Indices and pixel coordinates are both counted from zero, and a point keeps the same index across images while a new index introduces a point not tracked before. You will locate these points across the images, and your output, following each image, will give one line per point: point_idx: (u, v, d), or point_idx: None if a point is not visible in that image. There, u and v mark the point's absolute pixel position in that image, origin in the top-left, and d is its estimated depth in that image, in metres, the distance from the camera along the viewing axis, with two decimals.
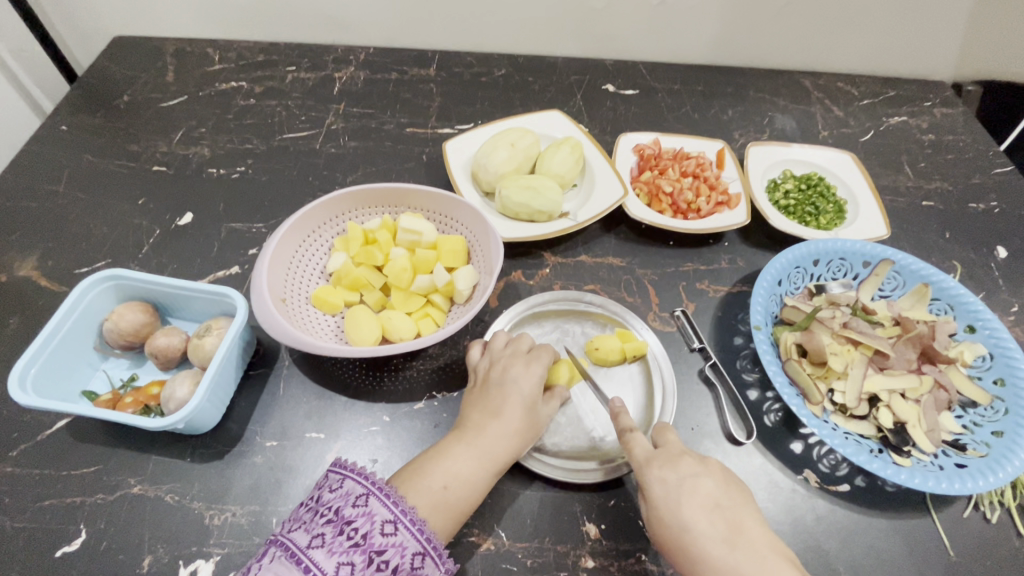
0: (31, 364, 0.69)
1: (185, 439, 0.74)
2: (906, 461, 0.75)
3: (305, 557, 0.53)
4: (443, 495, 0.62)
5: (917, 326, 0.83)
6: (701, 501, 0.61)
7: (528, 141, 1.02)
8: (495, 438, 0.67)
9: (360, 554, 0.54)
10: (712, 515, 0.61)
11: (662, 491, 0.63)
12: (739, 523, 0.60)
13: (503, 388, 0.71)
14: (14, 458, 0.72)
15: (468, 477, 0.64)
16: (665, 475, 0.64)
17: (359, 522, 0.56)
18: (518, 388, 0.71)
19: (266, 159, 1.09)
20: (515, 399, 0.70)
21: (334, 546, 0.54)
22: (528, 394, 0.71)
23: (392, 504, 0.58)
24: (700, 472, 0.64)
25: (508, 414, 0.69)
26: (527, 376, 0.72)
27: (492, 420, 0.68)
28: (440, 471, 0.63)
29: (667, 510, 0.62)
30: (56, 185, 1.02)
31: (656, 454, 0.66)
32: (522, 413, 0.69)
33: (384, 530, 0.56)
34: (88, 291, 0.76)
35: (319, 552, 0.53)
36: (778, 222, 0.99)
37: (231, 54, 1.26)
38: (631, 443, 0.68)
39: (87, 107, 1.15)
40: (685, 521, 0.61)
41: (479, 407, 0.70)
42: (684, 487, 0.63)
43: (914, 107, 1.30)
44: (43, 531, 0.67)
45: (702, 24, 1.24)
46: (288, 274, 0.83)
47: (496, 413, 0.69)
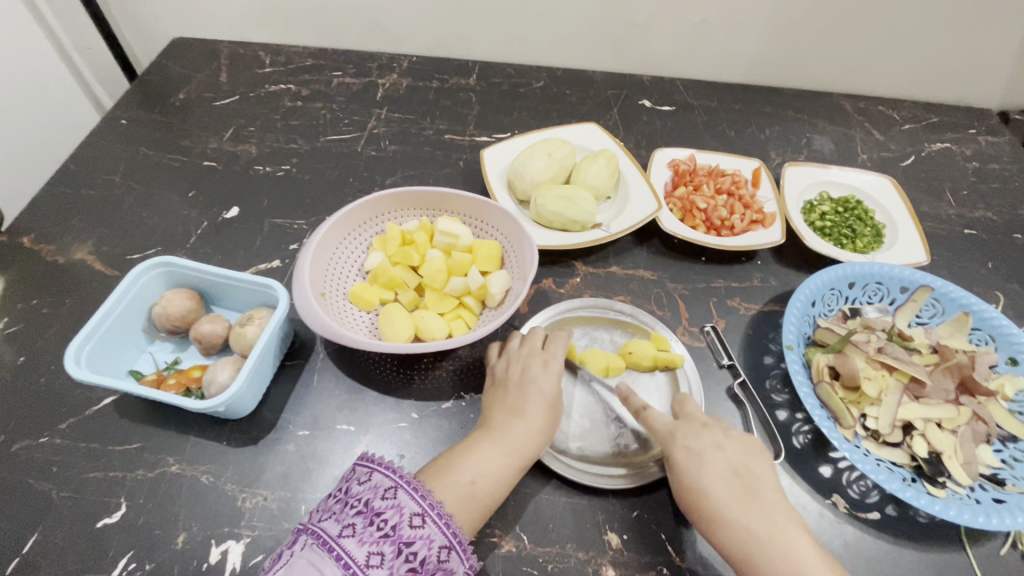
0: (86, 342, 0.73)
1: (223, 422, 0.77)
2: (941, 492, 0.72)
3: (337, 546, 0.54)
4: (470, 490, 0.63)
5: (956, 355, 0.81)
6: (720, 469, 0.66)
7: (565, 151, 1.04)
8: (520, 434, 0.68)
9: (390, 545, 0.55)
10: (731, 482, 0.65)
11: (685, 459, 0.68)
12: (748, 490, 0.65)
13: (525, 387, 0.72)
14: (63, 430, 0.76)
15: (499, 472, 0.65)
16: (688, 444, 0.69)
17: (388, 514, 0.57)
18: (539, 388, 0.71)
19: (310, 159, 1.13)
20: (537, 398, 0.71)
21: (364, 536, 0.55)
22: (549, 392, 0.72)
23: (420, 497, 0.58)
24: (712, 442, 0.69)
25: (531, 413, 0.69)
26: (545, 375, 0.73)
27: (515, 417, 0.69)
28: (466, 466, 0.64)
29: (688, 475, 0.67)
30: (114, 175, 1.07)
31: (677, 426, 0.71)
32: (545, 410, 0.70)
33: (412, 523, 0.57)
34: (142, 276, 0.80)
35: (351, 541, 0.54)
36: (813, 243, 0.99)
37: (281, 57, 1.31)
38: (649, 419, 0.73)
39: (145, 103, 1.21)
40: (703, 485, 0.66)
41: (501, 401, 0.72)
42: (703, 456, 0.67)
43: (958, 133, 1.28)
44: (86, 501, 0.70)
45: (742, 43, 1.24)
46: (328, 270, 0.86)
47: (518, 412, 0.70)
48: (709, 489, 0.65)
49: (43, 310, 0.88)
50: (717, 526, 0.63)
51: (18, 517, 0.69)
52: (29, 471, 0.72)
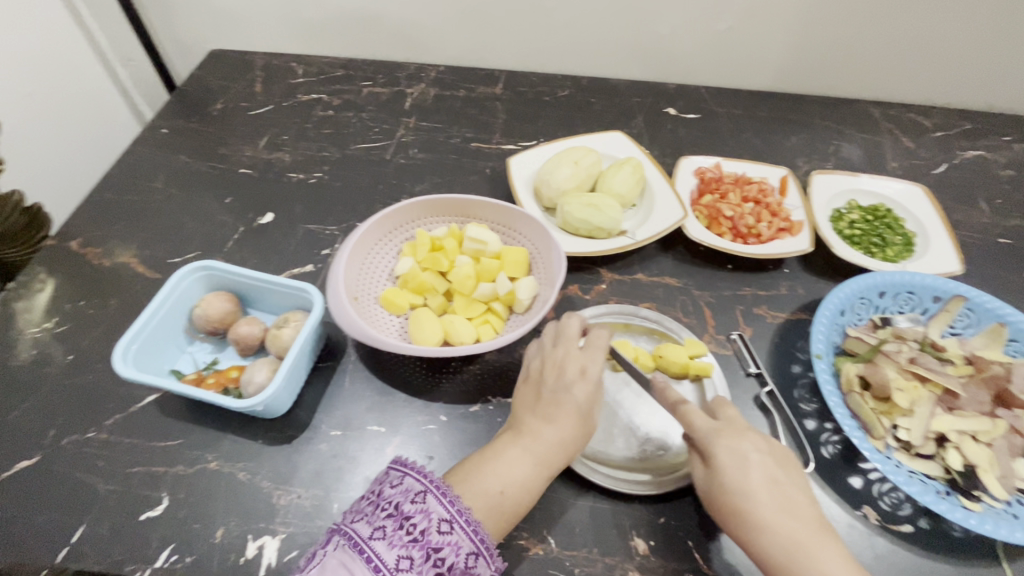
0: (133, 341, 0.76)
1: (259, 420, 0.79)
2: (976, 506, 0.71)
3: (368, 548, 0.56)
4: (498, 499, 0.64)
5: (992, 366, 0.80)
6: (764, 473, 0.64)
7: (591, 159, 1.05)
8: (549, 443, 0.68)
9: (419, 550, 0.56)
10: (774, 487, 0.63)
11: (731, 461, 0.65)
12: (787, 496, 0.63)
13: (559, 394, 0.71)
14: (108, 426, 0.79)
15: (529, 481, 0.65)
16: (733, 446, 0.66)
17: (418, 519, 0.58)
18: (573, 398, 0.71)
19: (341, 167, 1.16)
20: (570, 407, 0.70)
21: (394, 539, 0.56)
22: (582, 402, 0.71)
23: (449, 503, 0.60)
24: (755, 445, 0.66)
25: (563, 421, 0.69)
26: (581, 384, 0.71)
27: (547, 425, 0.69)
28: (496, 475, 0.65)
29: (732, 477, 0.64)
30: (155, 183, 1.12)
31: (721, 427, 0.68)
32: (577, 418, 0.70)
33: (441, 529, 0.58)
34: (184, 279, 0.84)
35: (381, 544, 0.56)
36: (842, 251, 0.98)
37: (313, 67, 1.35)
38: (690, 416, 0.69)
39: (185, 113, 1.25)
40: (748, 488, 0.63)
41: (533, 405, 0.72)
42: (748, 460, 0.65)
43: (992, 140, 1.26)
44: (131, 495, 0.73)
45: (768, 51, 1.24)
46: (360, 275, 0.88)
47: (550, 420, 0.69)
48: (752, 493, 0.63)
49: (89, 310, 0.92)
50: (760, 532, 0.61)
51: (67, 508, 0.72)
52: (77, 463, 0.76)
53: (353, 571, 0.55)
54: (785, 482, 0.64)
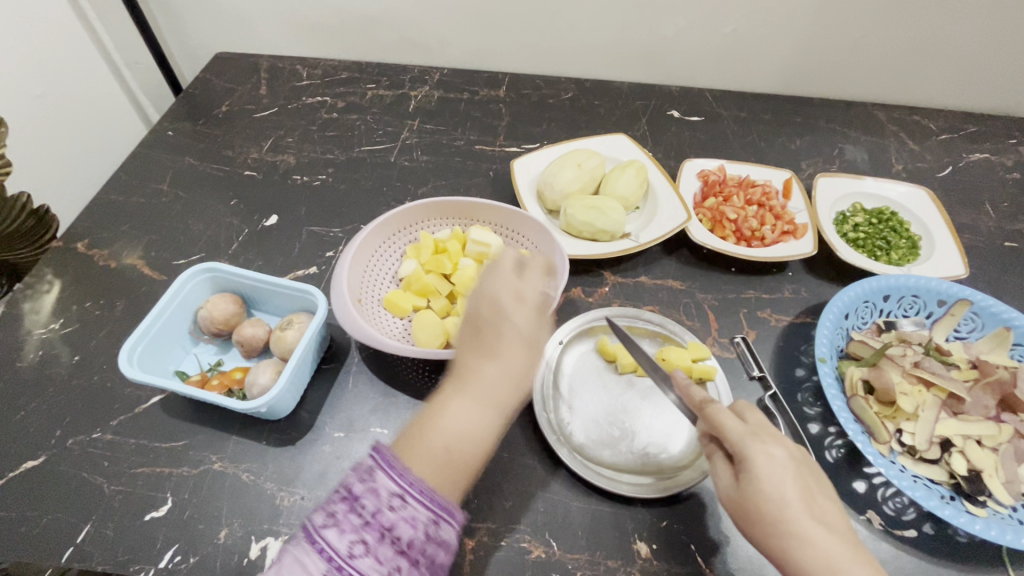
0: (137, 343, 0.77)
1: (263, 422, 0.80)
2: (981, 512, 0.71)
3: (319, 538, 0.51)
4: (444, 460, 0.59)
5: (997, 370, 0.79)
6: (802, 481, 0.57)
7: (594, 162, 1.05)
8: (491, 387, 0.63)
9: (372, 531, 0.51)
10: (810, 498, 0.57)
11: (769, 468, 0.57)
12: (820, 506, 0.57)
13: (500, 334, 0.66)
14: (114, 426, 0.80)
15: (476, 432, 0.62)
16: (770, 452, 0.58)
17: (367, 498, 0.53)
18: (508, 330, 0.67)
19: (345, 169, 1.16)
20: (508, 343, 0.66)
21: (345, 525, 0.51)
22: (519, 333, 0.67)
23: (399, 475, 0.54)
24: (789, 449, 0.60)
25: (502, 360, 0.65)
26: (516, 315, 0.67)
27: (489, 369, 0.64)
28: (439, 434, 0.60)
29: (770, 486, 0.57)
30: (161, 184, 1.13)
31: (755, 430, 0.60)
32: (521, 356, 0.66)
33: (392, 505, 0.53)
34: (189, 281, 0.84)
35: (331, 532, 0.51)
36: (847, 255, 0.98)
37: (318, 70, 1.36)
38: (722, 418, 0.61)
39: (191, 115, 1.26)
40: (785, 497, 0.56)
41: (473, 347, 0.67)
42: (786, 466, 0.58)
43: (998, 143, 1.25)
44: (135, 495, 0.74)
45: (773, 53, 1.24)
46: (364, 277, 0.89)
47: (490, 360, 0.65)
48: (788, 501, 0.56)
49: (96, 312, 0.93)
50: (795, 544, 0.55)
51: (73, 508, 0.73)
52: (82, 464, 0.76)
53: (306, 566, 0.50)
54: (817, 489, 0.59)
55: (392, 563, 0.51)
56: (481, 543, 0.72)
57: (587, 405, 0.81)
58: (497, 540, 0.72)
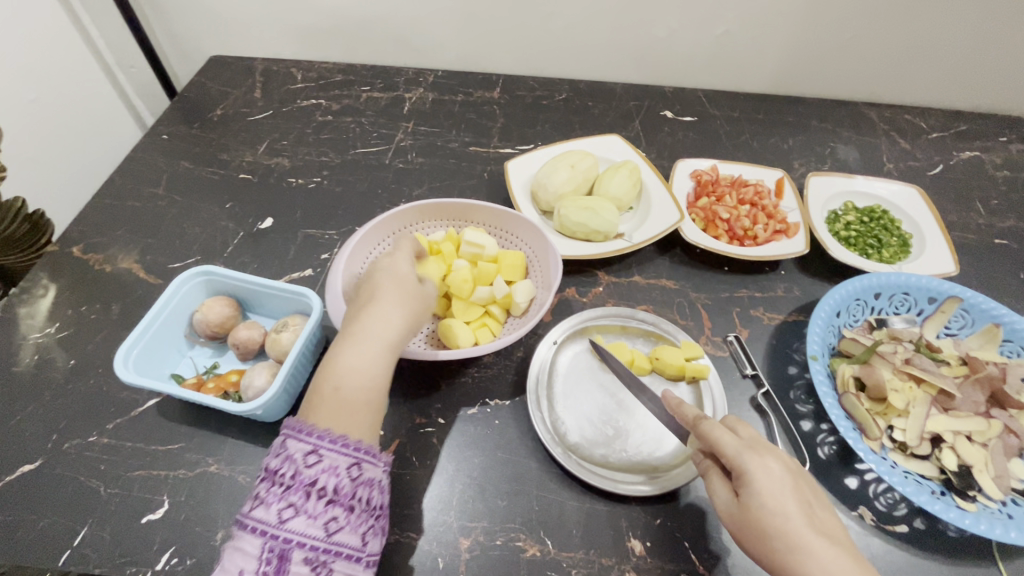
0: (132, 347, 0.77)
1: (259, 424, 0.80)
2: (971, 506, 0.71)
3: (248, 521, 0.54)
4: (333, 397, 0.59)
5: (986, 367, 0.80)
6: (799, 494, 0.57)
7: (588, 163, 1.06)
8: (379, 319, 0.64)
9: (296, 493, 0.54)
10: (809, 510, 0.57)
11: (768, 481, 0.57)
12: (819, 518, 0.57)
13: (377, 275, 0.70)
14: (110, 430, 0.80)
15: (369, 364, 0.61)
16: (767, 465, 0.58)
17: (283, 467, 0.55)
18: (387, 274, 0.69)
19: (340, 171, 1.17)
20: (387, 283, 0.68)
21: (269, 498, 0.54)
22: (399, 276, 0.69)
23: (308, 435, 0.57)
24: (785, 461, 0.60)
25: (382, 295, 0.67)
26: (394, 264, 0.71)
27: (373, 306, 0.65)
28: (326, 375, 0.60)
29: (771, 499, 0.56)
30: (157, 188, 1.13)
31: (751, 441, 0.61)
32: (398, 293, 0.67)
33: (309, 463, 0.56)
34: (184, 284, 0.84)
35: (259, 510, 0.54)
36: (838, 253, 0.98)
37: (312, 73, 1.36)
38: (714, 433, 0.62)
39: (186, 119, 1.26)
40: (787, 510, 0.56)
41: (356, 299, 0.69)
42: (784, 479, 0.58)
43: (988, 142, 1.26)
44: (132, 498, 0.74)
45: (764, 54, 1.25)
46: (359, 279, 0.89)
47: (370, 299, 0.66)
48: (789, 514, 0.56)
49: (92, 315, 0.93)
50: (802, 559, 0.53)
51: (70, 512, 0.73)
52: (79, 467, 0.77)
53: (244, 548, 0.53)
54: (815, 503, 0.58)
55: (325, 514, 0.55)
56: (476, 542, 0.72)
57: (583, 405, 0.82)
58: (492, 540, 0.72)
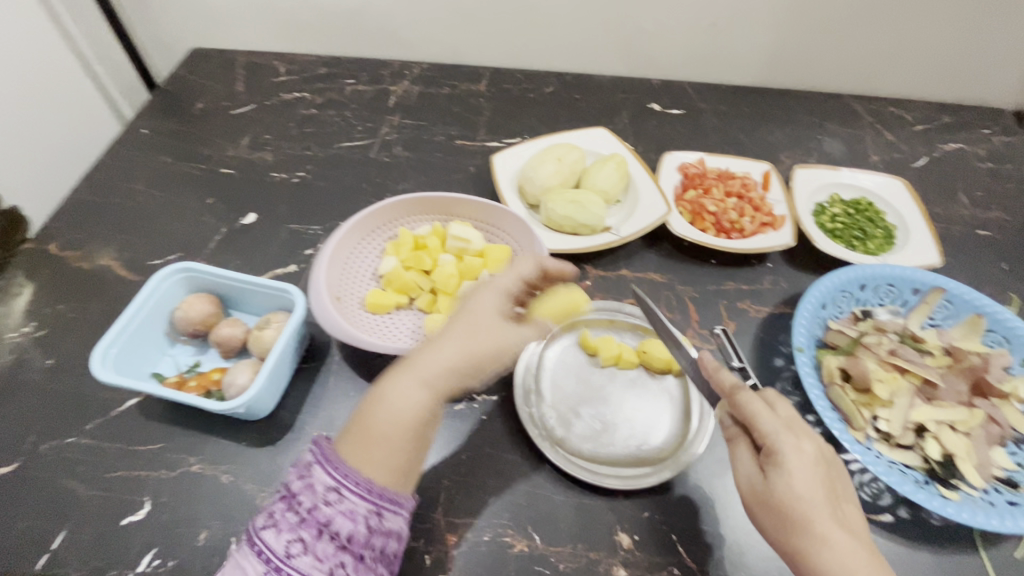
0: (111, 346, 0.75)
1: (243, 423, 0.79)
2: (954, 495, 0.72)
3: (259, 541, 0.55)
4: (363, 424, 0.59)
5: (969, 356, 0.81)
6: (827, 481, 0.58)
7: (574, 156, 1.05)
8: (427, 359, 0.61)
9: (309, 528, 0.54)
10: (833, 496, 0.57)
11: (802, 466, 0.57)
12: (843, 509, 0.57)
13: (456, 313, 0.67)
14: (89, 430, 0.78)
15: (400, 405, 0.59)
16: (804, 449, 0.58)
17: (303, 496, 0.56)
18: (464, 314, 0.65)
19: (324, 166, 1.15)
20: (456, 324, 0.64)
21: (282, 524, 0.55)
22: (472, 319, 0.64)
23: (335, 469, 0.57)
24: (820, 445, 0.59)
25: (444, 335, 0.63)
26: (474, 304, 0.66)
27: (429, 345, 0.63)
28: (365, 402, 0.61)
29: (799, 481, 0.57)
30: (136, 184, 1.11)
31: (790, 422, 0.61)
32: (456, 340, 0.62)
33: (328, 499, 0.56)
34: (164, 281, 0.83)
35: (270, 533, 0.55)
36: (824, 245, 0.99)
37: (295, 66, 1.34)
38: (752, 408, 0.61)
39: (165, 112, 1.24)
40: (814, 497, 0.56)
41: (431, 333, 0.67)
42: (816, 463, 0.58)
43: (971, 134, 1.27)
44: (113, 500, 0.73)
45: (751, 46, 1.25)
46: (343, 275, 0.88)
47: (435, 337, 0.64)
48: (815, 500, 0.56)
49: (69, 314, 0.91)
50: (816, 543, 0.55)
51: (47, 514, 0.72)
52: (57, 469, 0.75)
53: (250, 568, 0.55)
54: (842, 494, 0.59)
55: (333, 559, 0.54)
56: (464, 539, 0.72)
57: (570, 397, 0.82)
58: (480, 536, 0.72)
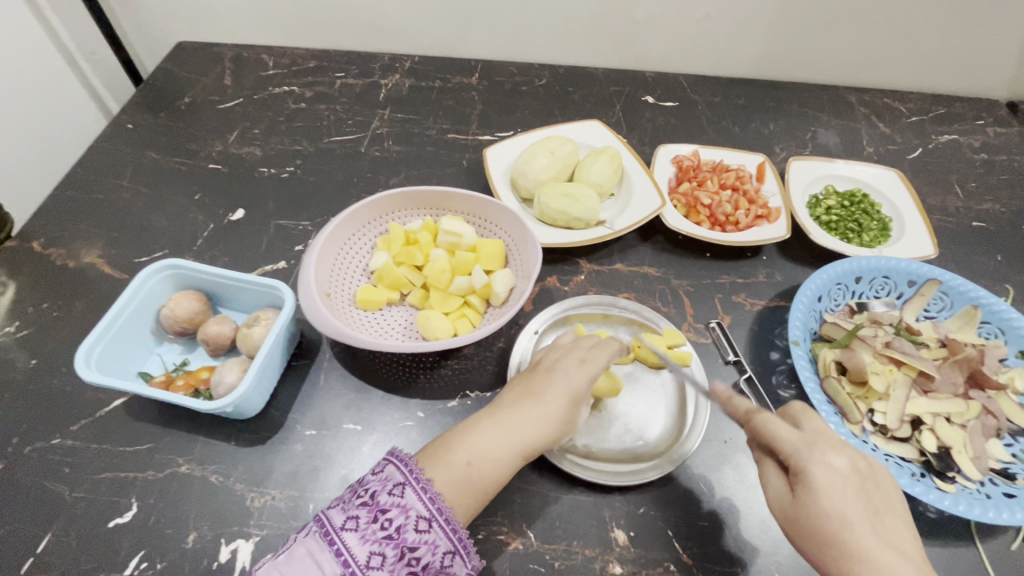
0: (95, 344, 0.74)
1: (232, 422, 0.77)
2: (950, 487, 0.71)
3: (339, 540, 0.55)
4: (463, 470, 0.61)
5: (965, 349, 0.80)
6: (859, 497, 0.57)
7: (568, 149, 1.04)
8: (529, 425, 0.65)
9: (392, 547, 0.55)
10: (869, 512, 0.57)
11: (832, 484, 0.57)
12: (882, 523, 0.57)
13: (554, 372, 0.69)
14: (74, 431, 0.77)
15: (497, 463, 0.62)
16: (830, 466, 0.58)
17: (395, 515, 0.57)
18: (566, 379, 0.68)
19: (314, 161, 1.13)
20: (561, 390, 0.68)
21: (367, 533, 0.55)
22: (575, 388, 0.68)
23: (429, 498, 0.58)
24: (846, 459, 0.59)
25: (551, 400, 0.67)
26: (579, 371, 0.69)
27: (534, 407, 0.66)
28: (464, 447, 0.62)
29: (830, 500, 0.57)
30: (121, 179, 1.08)
31: (812, 437, 0.60)
32: (557, 410, 0.67)
33: (417, 526, 0.56)
34: (150, 278, 0.81)
35: (353, 537, 0.55)
36: (819, 238, 0.98)
37: (284, 59, 1.32)
38: (771, 426, 0.60)
39: (152, 107, 1.21)
40: (846, 515, 0.56)
41: (522, 385, 0.70)
42: (847, 480, 0.58)
43: (966, 125, 1.27)
44: (99, 502, 0.71)
45: (745, 38, 1.24)
46: (333, 270, 0.87)
47: (538, 396, 0.67)
48: (848, 518, 0.56)
49: (53, 313, 0.89)
50: (855, 563, 0.55)
51: (31, 518, 0.70)
52: (42, 471, 0.74)
53: (320, 561, 0.54)
54: (882, 508, 0.58)
55: None
56: None
57: None
58: (474, 534, 0.71)
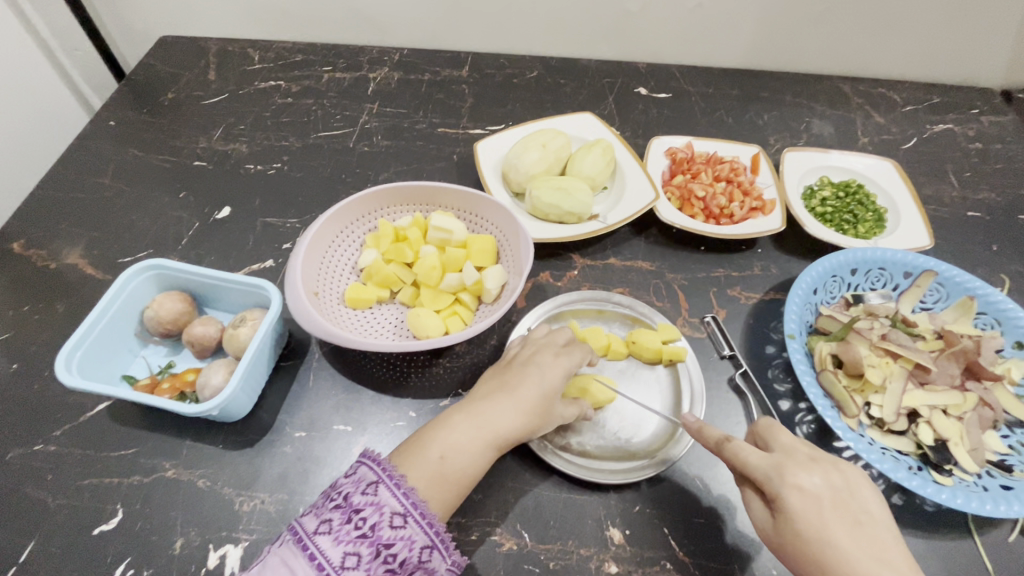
0: (77, 348, 0.72)
1: (219, 425, 0.76)
2: (947, 480, 0.71)
3: (312, 545, 0.54)
4: (437, 464, 0.61)
5: (962, 339, 0.79)
6: (840, 517, 0.57)
7: (559, 142, 1.02)
8: (502, 417, 0.65)
9: (367, 546, 0.54)
10: (856, 532, 0.56)
11: (805, 506, 0.57)
12: (871, 540, 0.56)
13: (529, 368, 0.70)
14: (57, 437, 0.75)
15: (470, 456, 0.63)
16: (801, 487, 0.57)
17: (368, 513, 0.56)
18: (539, 374, 0.69)
19: (301, 156, 1.11)
20: (533, 384, 0.68)
21: (341, 534, 0.54)
22: (548, 383, 0.68)
23: (403, 495, 0.57)
24: (818, 478, 0.58)
25: (522, 394, 0.67)
26: (552, 365, 0.70)
27: (506, 400, 0.66)
28: (439, 441, 0.63)
29: (809, 524, 0.56)
30: (103, 178, 1.06)
31: (779, 459, 0.60)
32: (529, 404, 0.67)
33: (393, 523, 0.56)
34: (132, 279, 0.79)
35: (326, 540, 0.54)
36: (814, 229, 0.97)
37: (270, 54, 1.29)
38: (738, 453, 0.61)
39: (134, 103, 1.19)
40: (827, 535, 0.56)
41: (496, 381, 0.70)
42: (824, 499, 0.57)
43: (960, 114, 1.26)
44: (83, 509, 0.70)
45: (738, 28, 1.22)
46: (321, 268, 0.85)
47: (510, 391, 0.67)
48: (832, 542, 0.55)
49: (34, 316, 0.87)
50: None
51: (13, 526, 0.69)
52: (24, 478, 0.72)
53: (294, 566, 0.53)
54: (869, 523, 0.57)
55: None
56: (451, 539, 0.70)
57: None
58: (467, 535, 0.70)
